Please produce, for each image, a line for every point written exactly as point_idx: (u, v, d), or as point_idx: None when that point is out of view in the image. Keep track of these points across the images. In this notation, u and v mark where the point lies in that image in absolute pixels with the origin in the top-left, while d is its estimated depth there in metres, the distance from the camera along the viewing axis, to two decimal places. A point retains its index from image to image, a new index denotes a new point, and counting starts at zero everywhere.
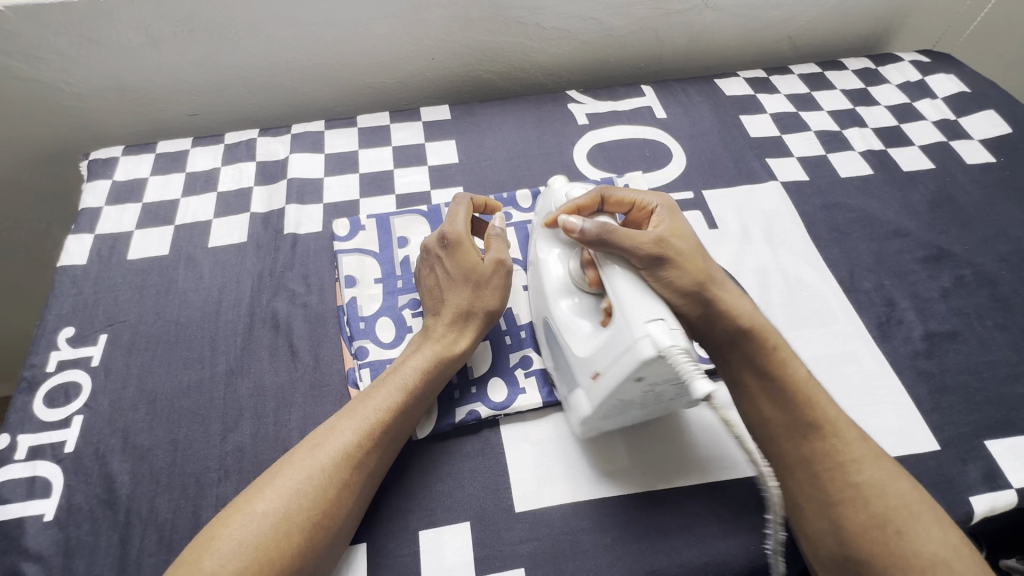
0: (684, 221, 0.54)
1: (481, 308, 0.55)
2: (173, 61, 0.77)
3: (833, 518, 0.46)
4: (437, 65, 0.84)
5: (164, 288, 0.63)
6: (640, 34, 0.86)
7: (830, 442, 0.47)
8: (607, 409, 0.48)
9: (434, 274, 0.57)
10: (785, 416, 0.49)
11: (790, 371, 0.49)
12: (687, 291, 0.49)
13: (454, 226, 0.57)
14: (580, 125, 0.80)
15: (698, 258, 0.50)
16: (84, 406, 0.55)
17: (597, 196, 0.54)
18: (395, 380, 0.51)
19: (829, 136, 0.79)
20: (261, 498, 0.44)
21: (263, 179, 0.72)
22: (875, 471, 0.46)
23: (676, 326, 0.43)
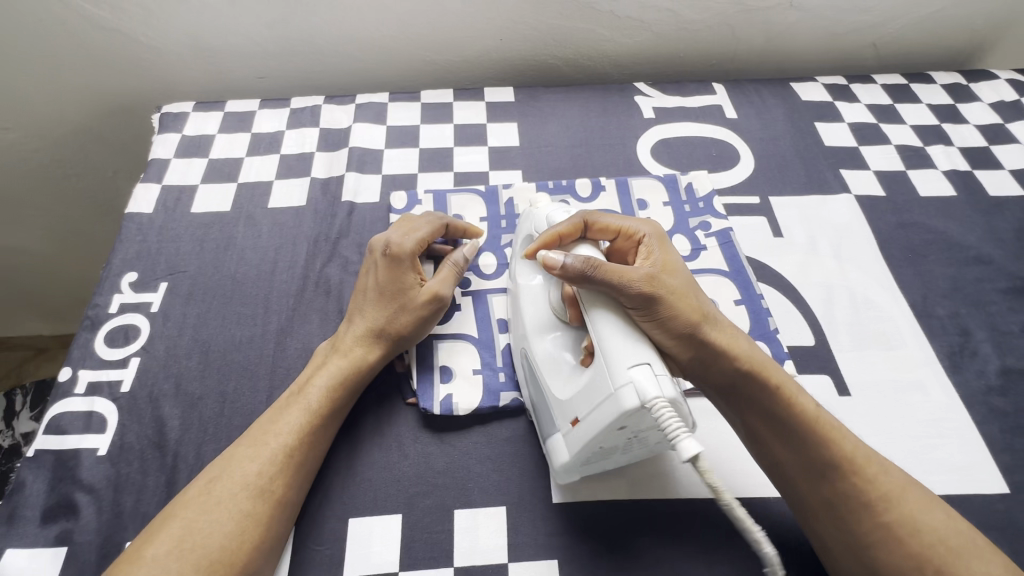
0: (670, 254, 0.52)
1: (392, 331, 0.53)
2: (248, 23, 0.78)
3: (864, 562, 0.43)
4: (505, 46, 0.83)
5: (224, 244, 0.64)
6: (717, 29, 0.83)
7: (853, 480, 0.45)
8: (588, 458, 0.46)
9: (369, 280, 0.56)
10: (793, 454, 0.46)
11: (796, 407, 0.47)
12: (680, 332, 0.47)
13: (404, 239, 0.56)
14: (646, 118, 0.77)
15: (686, 297, 0.48)
16: (141, 349, 0.56)
17: (580, 222, 0.52)
18: (301, 405, 0.49)
19: (910, 152, 0.75)
20: (165, 539, 0.42)
21: (326, 146, 0.73)
22: (905, 506, 0.44)
23: (660, 372, 0.42)
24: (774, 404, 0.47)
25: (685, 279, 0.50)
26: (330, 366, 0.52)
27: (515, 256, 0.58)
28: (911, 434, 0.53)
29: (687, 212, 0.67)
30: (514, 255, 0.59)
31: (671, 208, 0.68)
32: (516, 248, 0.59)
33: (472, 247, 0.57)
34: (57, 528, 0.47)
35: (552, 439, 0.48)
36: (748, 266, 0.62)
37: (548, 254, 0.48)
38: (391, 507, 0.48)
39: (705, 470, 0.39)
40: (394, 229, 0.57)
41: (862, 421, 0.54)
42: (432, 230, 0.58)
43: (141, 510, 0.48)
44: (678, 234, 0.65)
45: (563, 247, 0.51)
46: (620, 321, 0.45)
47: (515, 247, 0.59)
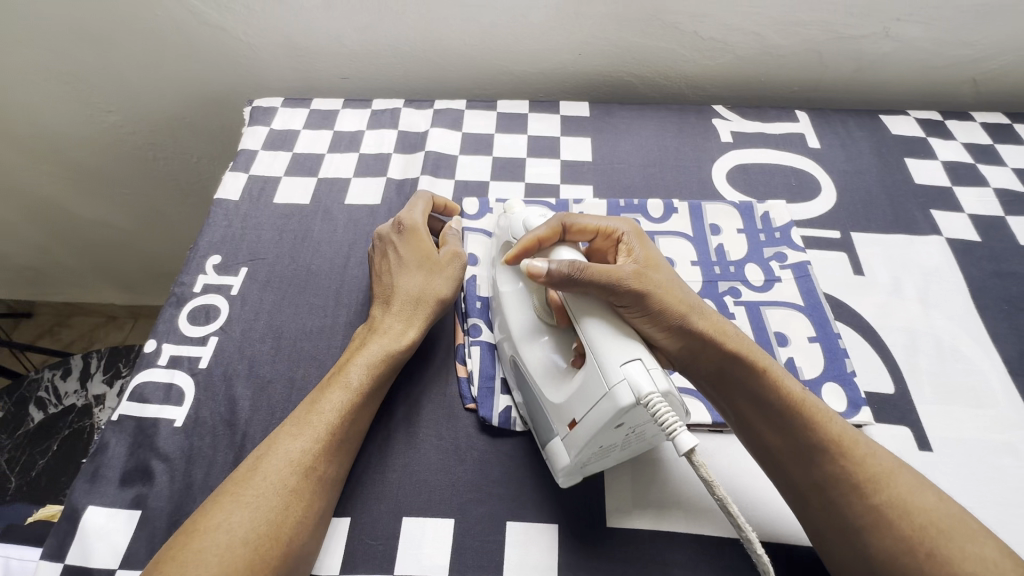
0: (650, 248, 0.52)
1: (432, 297, 0.56)
2: (340, 26, 0.81)
3: (859, 550, 0.42)
4: (583, 60, 0.83)
5: (301, 235, 0.67)
6: (804, 56, 0.81)
7: (844, 466, 0.44)
8: (588, 459, 0.45)
9: (387, 261, 0.58)
10: (784, 442, 0.46)
11: (781, 391, 0.46)
12: (669, 325, 0.47)
13: (413, 216, 0.60)
14: (724, 142, 0.76)
15: (672, 287, 0.48)
16: (219, 329, 0.59)
17: (558, 225, 0.51)
18: (342, 382, 0.51)
19: (1010, 197, 0.70)
20: (222, 512, 0.43)
21: (403, 149, 0.75)
22: (896, 489, 0.43)
23: (652, 366, 0.42)
24: (760, 389, 0.46)
25: (667, 268, 0.51)
26: (369, 346, 0.53)
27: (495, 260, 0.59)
28: (1001, 500, 0.49)
29: (762, 241, 0.65)
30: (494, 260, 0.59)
31: (745, 235, 0.66)
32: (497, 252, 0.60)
33: (457, 222, 0.64)
34: (133, 492, 0.49)
35: (552, 442, 0.47)
36: (825, 302, 0.60)
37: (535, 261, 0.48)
38: (443, 511, 0.49)
39: (701, 465, 0.39)
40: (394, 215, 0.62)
41: (945, 479, 0.50)
42: (429, 207, 0.63)
43: (209, 483, 0.50)
44: (750, 263, 0.63)
45: (543, 252, 0.51)
46: (610, 322, 0.45)
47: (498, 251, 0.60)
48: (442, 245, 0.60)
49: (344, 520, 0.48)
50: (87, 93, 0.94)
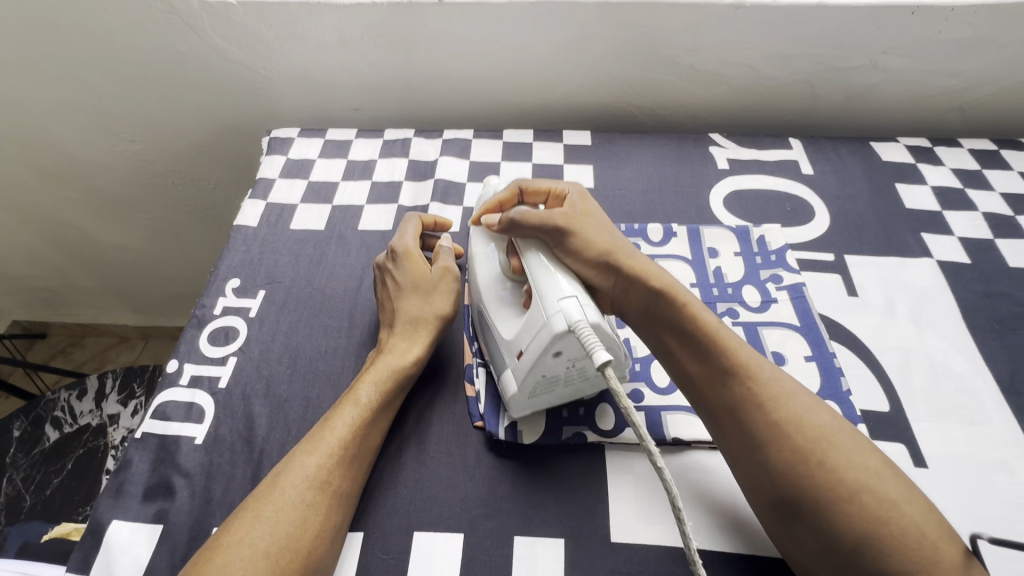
0: (593, 204, 0.60)
1: (432, 315, 0.59)
2: (355, 61, 0.86)
3: (762, 464, 0.45)
4: (584, 92, 0.88)
5: (316, 259, 0.70)
6: (797, 86, 0.85)
7: (753, 387, 0.47)
8: (534, 388, 0.52)
9: (387, 288, 0.62)
10: (699, 365, 0.50)
11: (695, 317, 0.51)
12: (597, 262, 0.54)
13: (403, 240, 0.64)
14: (720, 169, 0.79)
15: (601, 231, 0.56)
16: (238, 350, 0.62)
17: (515, 189, 0.61)
18: (352, 400, 0.53)
19: (999, 220, 0.73)
20: (243, 527, 0.45)
21: (413, 176, 0.78)
22: (793, 407, 0.46)
23: (586, 303, 0.48)
24: (677, 315, 0.51)
25: (603, 220, 0.59)
26: (377, 365, 0.56)
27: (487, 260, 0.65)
28: (995, 515, 0.50)
29: (758, 264, 0.68)
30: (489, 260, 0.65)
31: (742, 258, 0.68)
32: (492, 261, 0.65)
33: (449, 239, 0.67)
34: (155, 507, 0.51)
35: (504, 374, 0.54)
36: (820, 323, 0.62)
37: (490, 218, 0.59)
38: (453, 525, 0.50)
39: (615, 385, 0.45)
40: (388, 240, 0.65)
41: (940, 495, 0.51)
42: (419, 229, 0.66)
43: (227, 498, 0.52)
44: (747, 285, 0.66)
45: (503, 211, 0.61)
46: (550, 260, 0.52)
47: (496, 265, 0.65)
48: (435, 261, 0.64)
49: (358, 535, 0.50)
50: (113, 124, 0.98)
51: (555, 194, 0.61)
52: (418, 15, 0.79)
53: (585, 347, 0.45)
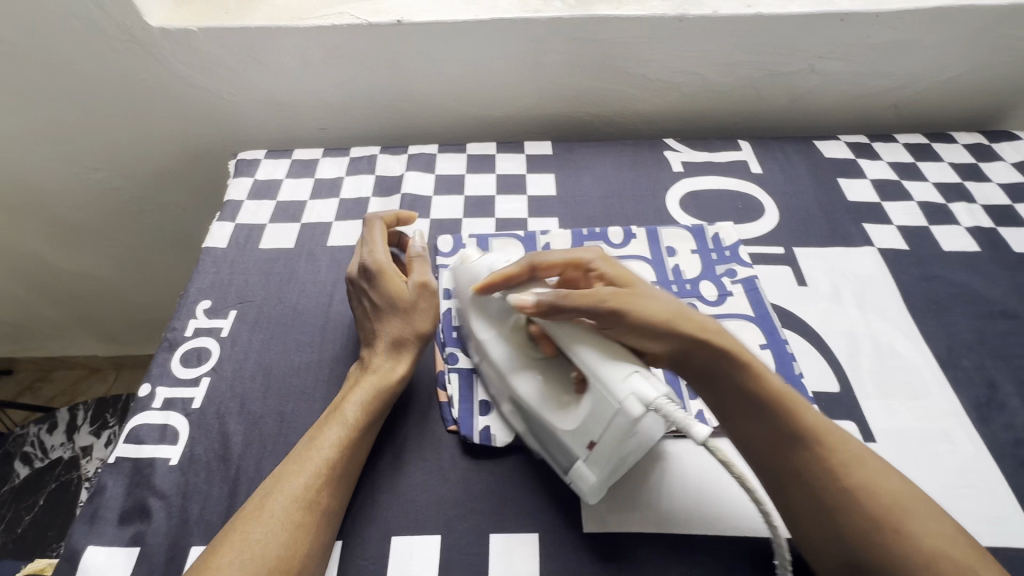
0: (624, 271, 0.56)
1: (414, 333, 0.60)
2: (319, 82, 0.88)
3: (834, 529, 0.44)
4: (543, 103, 0.91)
5: (286, 277, 0.71)
6: (743, 90, 0.89)
7: (825, 454, 0.47)
8: (612, 470, 0.50)
9: (365, 311, 0.61)
10: (771, 430, 0.48)
11: (766, 383, 0.49)
12: (657, 334, 0.50)
13: (372, 257, 0.63)
14: (675, 172, 0.83)
15: (654, 299, 0.52)
16: (211, 370, 0.62)
17: (525, 264, 0.55)
18: (337, 419, 0.54)
19: (933, 208, 0.78)
20: (231, 549, 0.45)
21: (380, 192, 0.80)
22: (863, 472, 0.46)
23: (648, 374, 0.46)
24: (747, 381, 0.49)
25: (641, 284, 0.54)
26: (363, 387, 0.57)
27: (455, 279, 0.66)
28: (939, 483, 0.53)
29: (713, 260, 0.71)
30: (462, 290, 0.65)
31: (699, 255, 0.72)
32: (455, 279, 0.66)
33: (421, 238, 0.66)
34: (132, 530, 0.52)
35: (573, 466, 0.51)
36: (772, 312, 0.66)
37: (523, 296, 0.52)
38: (430, 527, 0.52)
39: (718, 450, 0.44)
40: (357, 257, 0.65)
41: None
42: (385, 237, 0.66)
43: (205, 516, 0.52)
44: (704, 280, 0.69)
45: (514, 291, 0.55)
46: (598, 342, 0.49)
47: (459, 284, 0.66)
48: (409, 272, 0.64)
49: (338, 543, 0.51)
50: (75, 154, 0.98)
51: (577, 263, 0.56)
52: (379, 36, 0.82)
53: (678, 426, 0.43)
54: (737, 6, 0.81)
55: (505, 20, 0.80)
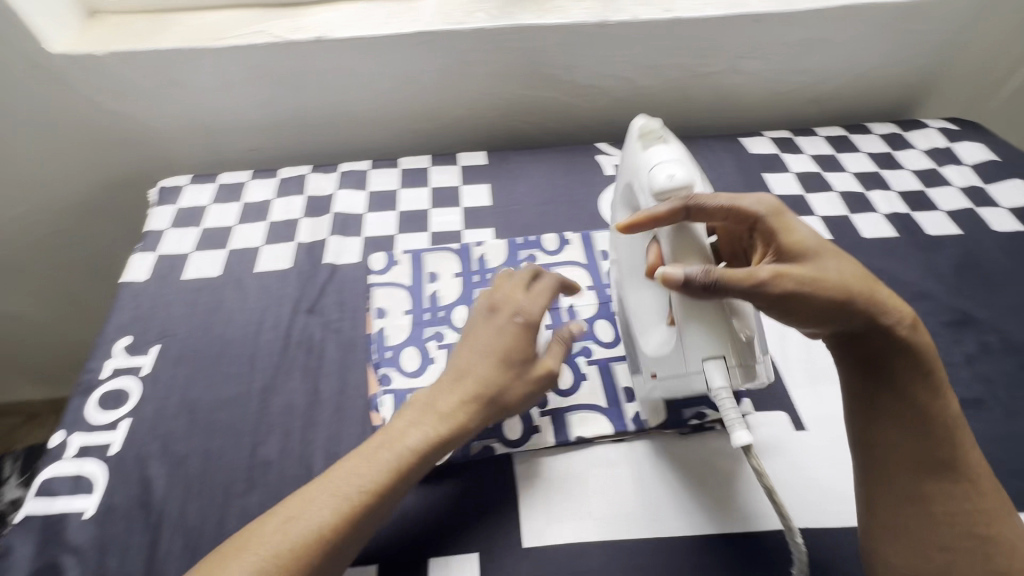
0: (811, 233, 0.49)
1: (502, 399, 0.53)
2: (242, 102, 0.86)
3: (926, 555, 0.45)
4: (476, 114, 0.91)
5: (212, 307, 0.68)
6: (670, 92, 0.91)
7: (967, 487, 0.46)
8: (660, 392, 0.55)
9: (477, 336, 0.55)
10: (924, 446, 0.47)
11: (943, 405, 0.47)
12: (829, 320, 0.46)
13: (530, 304, 0.56)
14: (608, 176, 0.84)
15: (833, 276, 0.46)
16: (131, 411, 0.59)
17: (681, 207, 0.48)
18: (395, 442, 0.49)
19: (853, 198, 0.81)
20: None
21: (310, 212, 0.78)
22: (995, 523, 0.45)
23: (732, 364, 0.48)
24: (921, 393, 0.47)
25: (822, 249, 0.48)
26: (428, 419, 0.51)
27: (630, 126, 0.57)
28: None
29: None
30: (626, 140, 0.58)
31: None
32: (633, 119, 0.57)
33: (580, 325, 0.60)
34: None
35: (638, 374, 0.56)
36: None
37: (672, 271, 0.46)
38: (365, 557, 0.50)
39: (755, 456, 0.47)
40: (524, 295, 0.57)
41: (817, 452, 0.56)
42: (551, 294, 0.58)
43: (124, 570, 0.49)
44: None
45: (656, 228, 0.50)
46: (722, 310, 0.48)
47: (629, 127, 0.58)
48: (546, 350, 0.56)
49: None
50: None
51: (741, 210, 0.49)
52: (299, 54, 0.80)
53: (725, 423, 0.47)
54: (655, 11, 0.82)
55: (426, 33, 0.80)
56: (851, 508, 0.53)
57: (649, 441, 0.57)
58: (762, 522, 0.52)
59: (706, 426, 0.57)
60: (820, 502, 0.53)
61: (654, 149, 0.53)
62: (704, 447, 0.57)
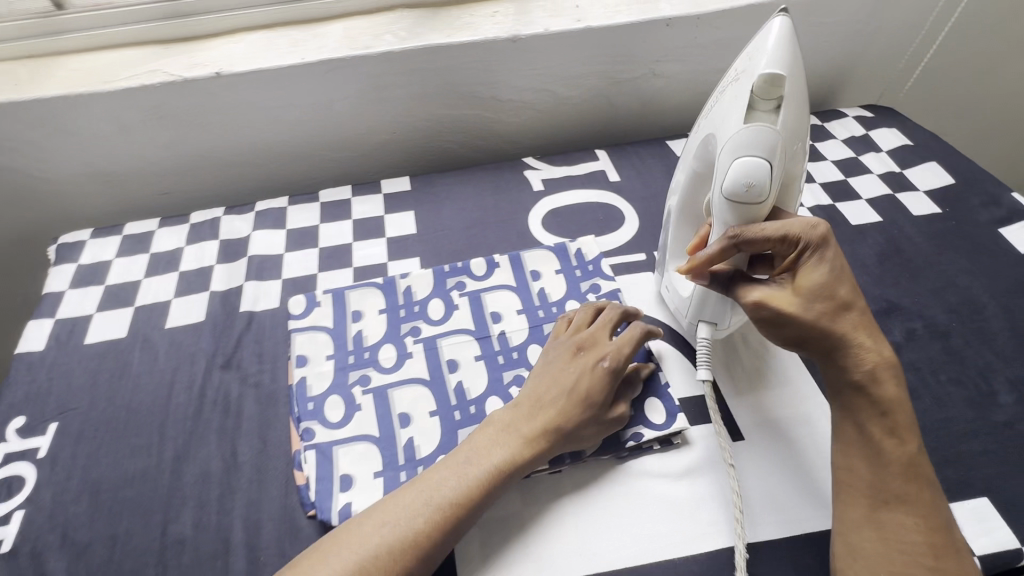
0: (826, 275, 0.48)
1: (568, 440, 0.52)
2: (144, 146, 0.81)
3: None
4: (398, 138, 0.88)
5: (118, 372, 0.63)
6: (593, 101, 0.91)
7: (919, 520, 0.45)
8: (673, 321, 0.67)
9: (567, 371, 0.55)
10: (874, 474, 0.46)
11: (898, 444, 0.47)
12: (800, 347, 0.50)
13: (619, 349, 0.56)
14: (535, 191, 0.82)
15: (812, 319, 0.48)
16: (25, 501, 0.54)
17: (728, 243, 0.49)
18: (482, 459, 0.50)
19: None
20: None
21: (225, 258, 0.74)
22: (950, 561, 0.43)
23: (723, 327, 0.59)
24: (874, 427, 0.47)
25: (826, 292, 0.48)
26: (491, 453, 0.51)
27: (756, 71, 0.50)
28: (796, 462, 0.55)
29: (578, 277, 0.70)
30: (744, 77, 0.51)
31: (563, 274, 0.71)
32: (762, 56, 0.50)
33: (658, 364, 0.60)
34: None
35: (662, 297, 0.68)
36: None
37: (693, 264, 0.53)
38: None
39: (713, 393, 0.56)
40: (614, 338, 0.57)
41: (754, 463, 0.56)
42: (639, 341, 0.57)
43: None
44: (570, 300, 0.68)
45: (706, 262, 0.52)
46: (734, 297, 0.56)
47: (753, 60, 0.51)
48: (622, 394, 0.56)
49: None
50: None
51: (788, 241, 0.49)
52: (199, 92, 0.76)
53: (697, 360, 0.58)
54: (567, 22, 0.81)
55: (334, 61, 0.77)
56: (787, 518, 0.52)
57: (586, 468, 0.56)
58: (702, 543, 0.51)
59: (643, 446, 0.56)
60: (758, 514, 0.52)
61: (756, 133, 0.49)
62: (640, 469, 0.55)
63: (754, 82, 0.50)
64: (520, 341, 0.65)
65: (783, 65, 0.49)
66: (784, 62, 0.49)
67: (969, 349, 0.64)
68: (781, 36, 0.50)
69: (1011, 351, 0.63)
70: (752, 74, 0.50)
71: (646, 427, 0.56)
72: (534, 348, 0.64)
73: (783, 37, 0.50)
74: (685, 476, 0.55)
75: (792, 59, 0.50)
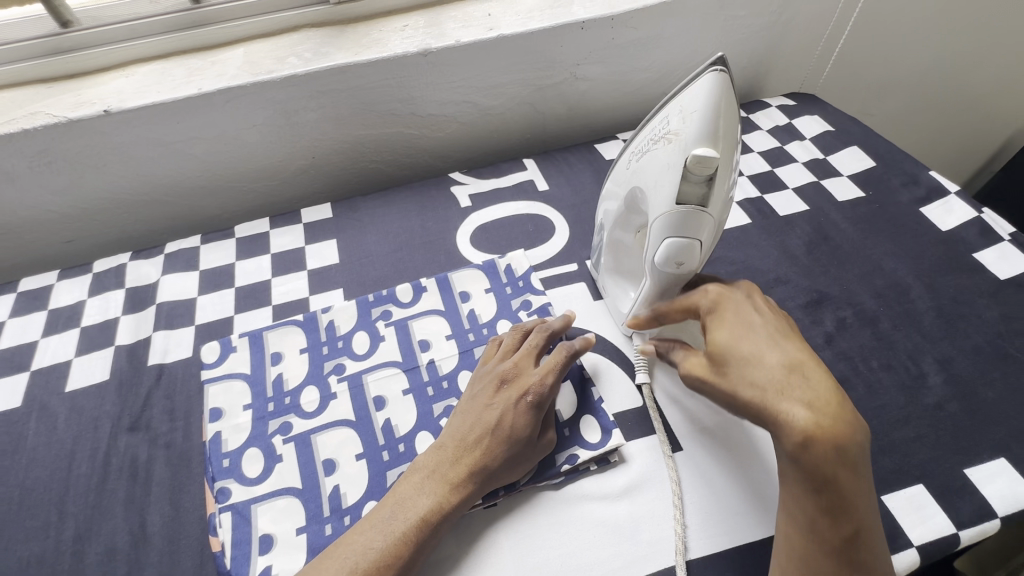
0: (735, 340, 0.47)
1: (497, 480, 0.50)
2: (35, 194, 0.75)
3: None
4: (318, 162, 0.85)
5: (11, 448, 0.58)
6: (517, 109, 0.89)
7: None
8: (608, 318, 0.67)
9: (491, 409, 0.52)
10: (804, 548, 0.43)
11: (835, 523, 0.42)
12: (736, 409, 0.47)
13: (542, 378, 0.53)
14: (463, 208, 0.80)
15: (728, 384, 0.46)
16: None
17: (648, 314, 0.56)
18: (407, 512, 0.48)
19: None
20: None
21: (132, 307, 0.69)
22: None
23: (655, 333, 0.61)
24: (809, 503, 0.42)
25: (739, 358, 0.46)
26: (416, 502, 0.48)
27: (689, 143, 0.45)
28: (730, 467, 0.54)
29: (508, 294, 0.68)
30: (676, 143, 0.46)
31: (493, 293, 0.68)
32: (696, 125, 0.44)
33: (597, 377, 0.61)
34: None
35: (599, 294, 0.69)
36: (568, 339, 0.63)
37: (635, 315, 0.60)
38: None
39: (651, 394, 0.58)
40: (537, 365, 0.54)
41: (696, 474, 0.54)
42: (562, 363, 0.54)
43: None
44: (501, 319, 0.66)
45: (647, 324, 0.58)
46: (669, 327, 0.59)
47: (686, 124, 0.45)
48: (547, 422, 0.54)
49: None
50: None
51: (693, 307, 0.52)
52: (86, 132, 0.70)
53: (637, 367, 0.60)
54: (479, 32, 0.78)
55: (233, 89, 0.72)
56: (727, 527, 0.51)
57: (524, 497, 0.53)
58: (646, 563, 0.49)
59: (580, 468, 0.54)
60: (696, 528, 0.51)
61: (687, 215, 0.47)
62: (578, 494, 0.53)
63: (685, 156, 0.45)
64: (450, 368, 0.62)
65: (716, 137, 0.44)
66: (717, 135, 0.44)
67: (898, 333, 0.64)
68: (714, 97, 0.44)
69: (938, 331, 0.64)
70: (684, 147, 0.45)
71: (582, 448, 0.54)
72: (465, 375, 0.61)
73: (717, 99, 0.44)
74: (624, 494, 0.53)
75: (726, 123, 0.45)
